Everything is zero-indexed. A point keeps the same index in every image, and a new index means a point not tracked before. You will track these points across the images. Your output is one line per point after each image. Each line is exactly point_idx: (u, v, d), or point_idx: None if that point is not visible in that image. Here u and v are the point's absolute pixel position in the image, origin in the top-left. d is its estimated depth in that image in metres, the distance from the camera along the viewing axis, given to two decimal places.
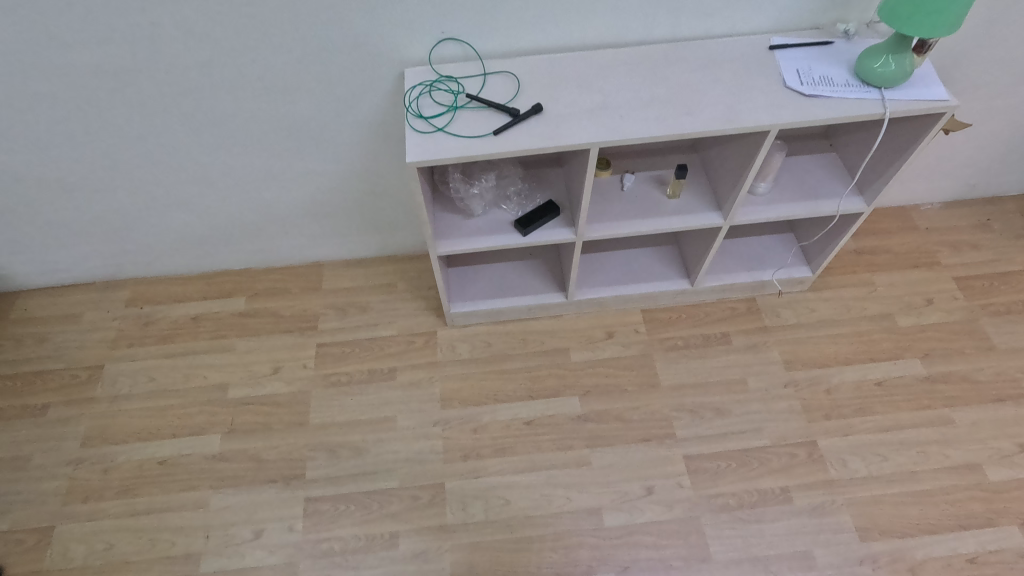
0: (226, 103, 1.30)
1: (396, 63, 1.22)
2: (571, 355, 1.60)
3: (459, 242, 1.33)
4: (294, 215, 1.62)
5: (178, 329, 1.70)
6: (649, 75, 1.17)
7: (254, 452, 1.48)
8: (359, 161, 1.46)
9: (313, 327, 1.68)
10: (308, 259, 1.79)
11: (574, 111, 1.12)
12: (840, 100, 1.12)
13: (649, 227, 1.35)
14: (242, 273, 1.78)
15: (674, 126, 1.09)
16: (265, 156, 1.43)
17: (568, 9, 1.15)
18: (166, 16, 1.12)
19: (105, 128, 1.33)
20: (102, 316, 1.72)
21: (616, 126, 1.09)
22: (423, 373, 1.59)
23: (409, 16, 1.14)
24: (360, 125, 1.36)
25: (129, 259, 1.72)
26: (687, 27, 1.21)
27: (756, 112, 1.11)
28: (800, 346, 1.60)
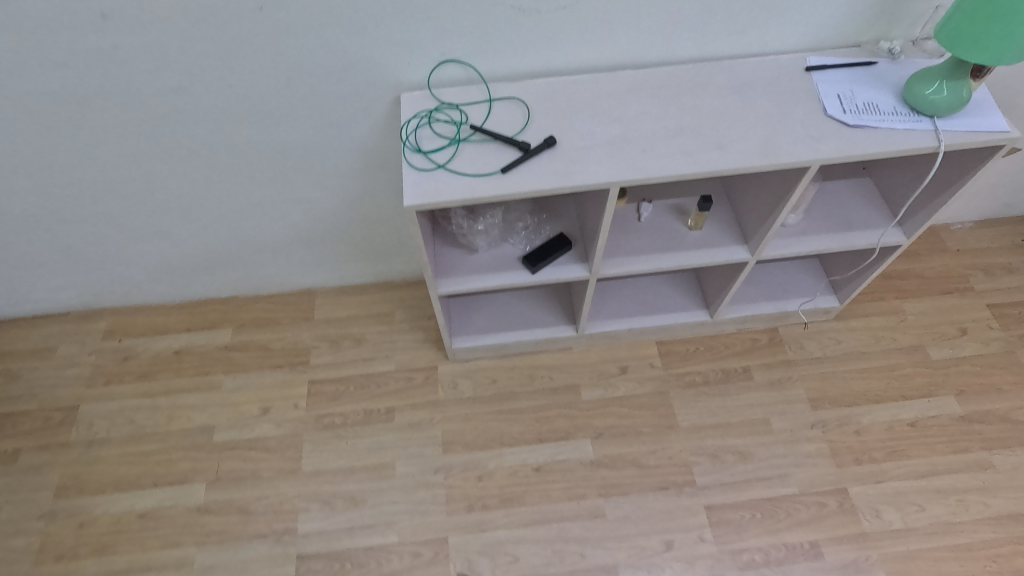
0: (202, 131, 1.17)
1: (391, 87, 1.10)
2: (582, 394, 1.49)
3: (462, 281, 1.21)
4: (282, 243, 1.50)
5: (159, 365, 1.58)
6: (673, 101, 1.05)
7: (242, 504, 1.37)
8: (351, 189, 1.34)
9: (305, 362, 1.57)
10: (298, 286, 1.67)
11: (592, 144, 1.00)
12: (888, 131, 1.00)
13: (669, 262, 1.24)
14: (227, 301, 1.66)
15: (704, 163, 0.97)
16: (247, 184, 1.31)
17: (584, 28, 1.02)
18: (129, 39, 0.99)
19: (70, 158, 1.21)
20: (77, 350, 1.60)
21: (639, 162, 0.98)
22: (422, 414, 1.48)
23: (406, 37, 1.01)
24: (352, 152, 1.24)
25: (105, 288, 1.59)
26: (714, 45, 1.09)
27: (795, 145, 0.99)
28: (827, 382, 1.50)
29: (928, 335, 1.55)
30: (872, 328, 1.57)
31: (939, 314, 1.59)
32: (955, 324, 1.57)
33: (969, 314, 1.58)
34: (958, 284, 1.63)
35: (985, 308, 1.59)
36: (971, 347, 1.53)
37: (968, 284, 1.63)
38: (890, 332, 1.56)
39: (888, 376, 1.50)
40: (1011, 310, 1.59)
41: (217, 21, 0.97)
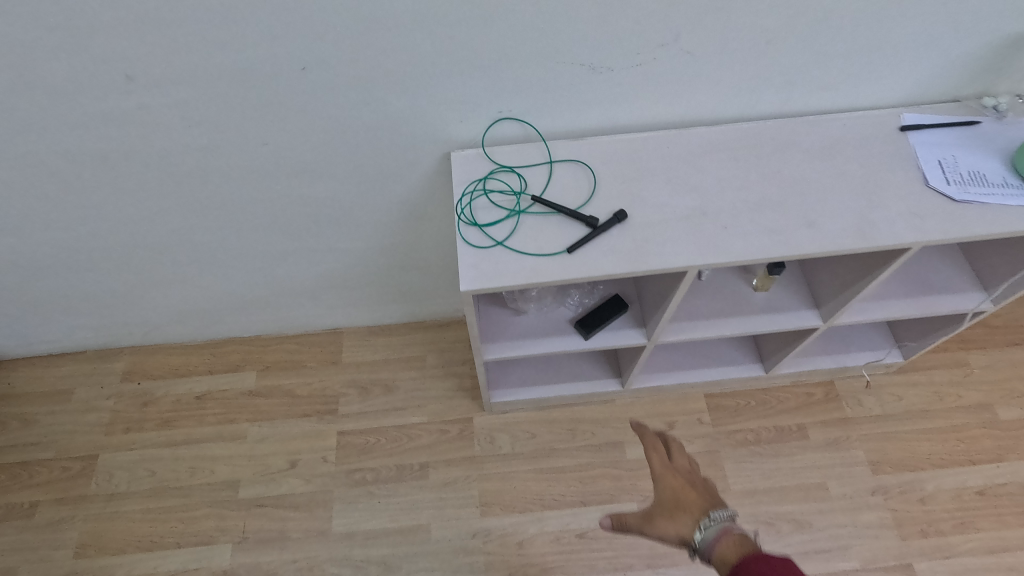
0: (231, 184, 1.07)
1: (439, 144, 1.00)
2: (627, 452, 1.41)
3: (511, 347, 1.12)
4: (311, 288, 1.41)
5: (180, 411, 1.50)
6: (754, 166, 0.94)
7: (270, 568, 1.31)
8: (388, 239, 1.25)
9: (333, 410, 1.49)
10: (325, 326, 1.58)
11: (666, 219, 0.90)
12: (998, 206, 0.90)
13: (734, 328, 1.14)
14: (251, 341, 1.58)
15: (793, 244, 0.87)
16: (277, 234, 1.21)
17: (658, 85, 0.92)
18: (155, 97, 0.89)
19: (90, 210, 1.12)
20: (94, 393, 1.53)
21: (720, 240, 0.88)
22: (458, 471, 1.40)
23: (460, 95, 0.91)
24: (392, 205, 1.14)
25: (123, 329, 1.51)
26: (799, 101, 0.98)
27: (895, 223, 0.89)
28: (888, 443, 1.41)
29: (997, 392, 1.45)
30: (935, 383, 1.47)
31: (1007, 368, 1.48)
32: None
33: None
34: None
35: None
36: None
37: None
38: (955, 389, 1.46)
39: (954, 438, 1.41)
40: None
41: (253, 80, 0.87)
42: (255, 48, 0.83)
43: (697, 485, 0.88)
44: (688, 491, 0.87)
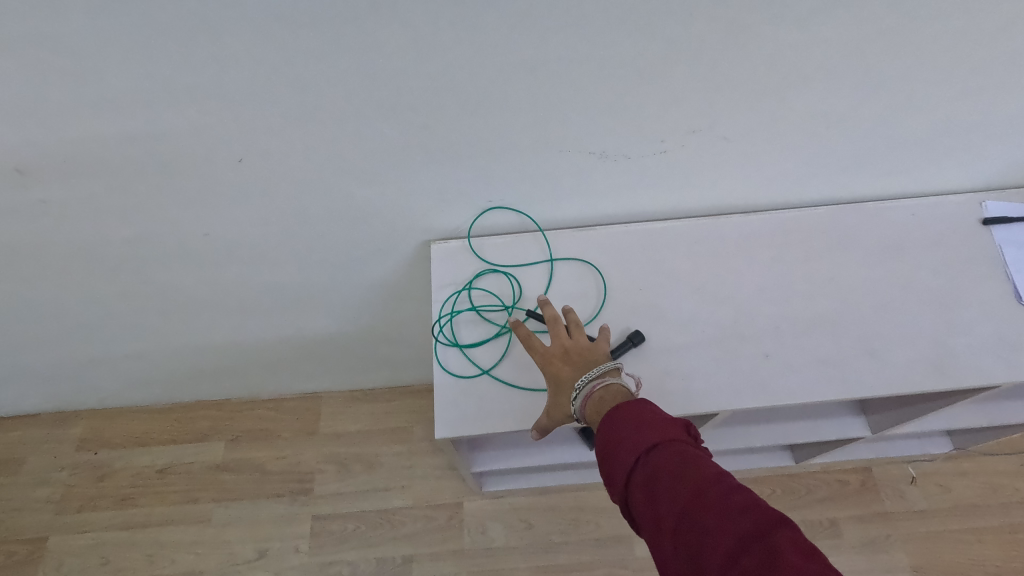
0: (174, 268, 0.91)
1: (417, 232, 0.83)
2: (635, 549, 1.25)
3: (503, 458, 0.96)
4: (281, 359, 1.25)
5: (140, 487, 1.36)
6: (802, 271, 0.77)
7: None
8: (364, 316, 1.08)
9: (308, 490, 1.34)
10: (302, 391, 1.43)
11: (693, 341, 0.73)
12: None
13: (766, 438, 0.97)
14: (219, 407, 1.43)
15: (853, 381, 0.70)
16: (236, 313, 1.05)
17: (685, 173, 0.74)
18: (64, 186, 0.73)
19: (14, 294, 0.96)
20: (47, 465, 1.38)
21: (760, 374, 0.71)
22: (445, 568, 1.25)
23: (439, 183, 0.74)
24: (366, 287, 0.98)
25: (77, 395, 1.36)
26: (858, 185, 0.80)
27: (982, 354, 0.71)
28: (933, 545, 1.24)
29: None
30: (988, 473, 1.29)
31: None
32: None
33: None
34: None
35: None
36: None
37: None
38: (1011, 480, 1.28)
39: (1010, 540, 1.23)
40: None
41: (183, 168, 0.71)
42: (179, 138, 0.66)
43: (575, 358, 0.66)
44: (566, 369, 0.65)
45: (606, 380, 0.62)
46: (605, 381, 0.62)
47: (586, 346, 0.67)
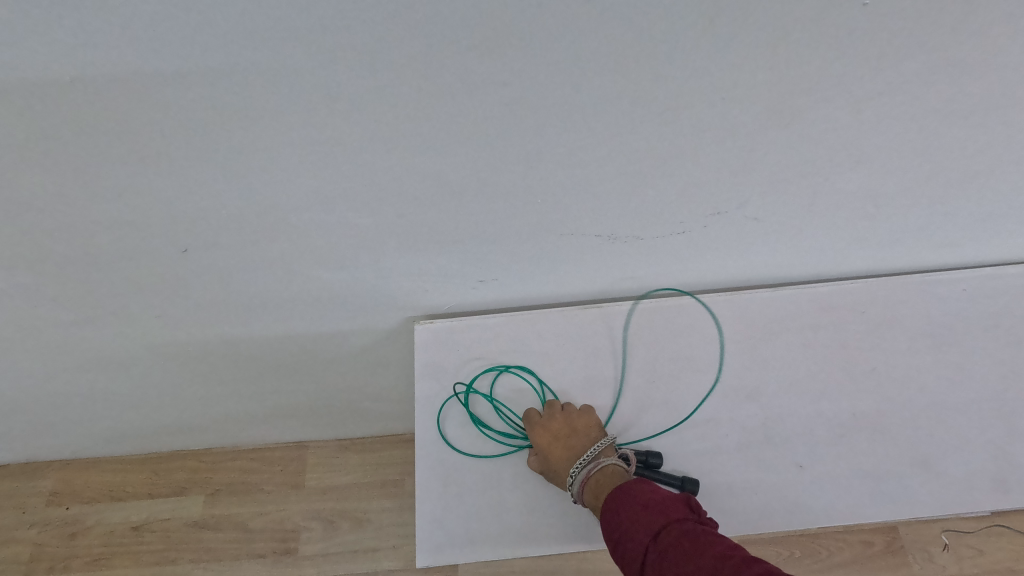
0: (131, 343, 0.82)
1: (400, 308, 0.73)
2: None
3: None
4: (261, 416, 1.15)
5: (113, 546, 1.27)
6: (839, 360, 0.67)
7: None
8: (346, 379, 0.98)
9: (291, 550, 1.25)
10: (286, 441, 1.34)
11: (713, 447, 0.64)
12: None
13: None
14: (198, 457, 1.34)
15: (898, 496, 0.60)
16: (206, 378, 0.96)
17: (706, 251, 0.64)
18: None
19: None
20: (15, 521, 1.30)
21: (792, 489, 0.61)
22: None
23: (422, 264, 0.64)
24: (346, 354, 0.88)
25: (44, 449, 1.28)
26: (902, 257, 0.70)
27: None
28: None
29: None
30: None
31: None
32: None
33: None
34: None
35: None
36: None
37: None
38: None
39: None
40: None
41: None
42: None
43: (567, 438, 0.61)
44: (559, 451, 0.61)
45: (601, 464, 0.58)
46: (601, 465, 0.58)
47: (574, 419, 0.63)
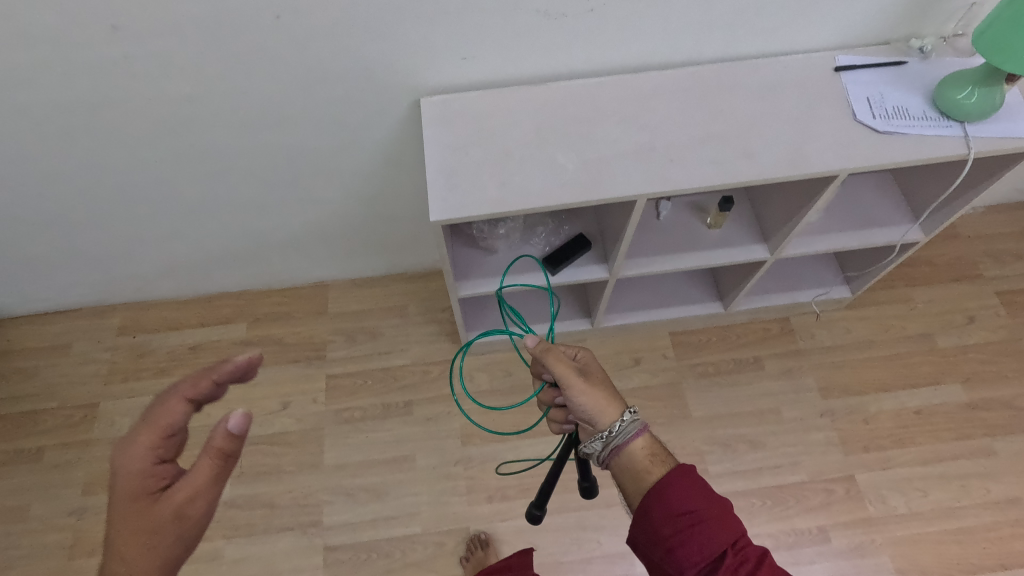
0: (214, 136, 1.14)
1: (410, 91, 1.07)
2: None
3: (481, 284, 1.21)
4: (297, 240, 1.48)
5: (176, 361, 1.58)
6: (700, 106, 1.03)
7: (266, 497, 1.41)
8: (365, 188, 1.32)
9: (321, 356, 1.58)
10: (311, 280, 1.66)
11: (618, 151, 0.99)
12: (916, 136, 0.99)
13: (690, 262, 1.24)
14: (240, 295, 1.66)
15: (733, 173, 0.96)
16: (261, 185, 1.28)
17: (610, 30, 0.99)
18: (140, 48, 0.95)
19: (82, 165, 1.18)
20: (92, 347, 1.60)
21: (666, 172, 0.97)
22: (441, 407, 1.51)
23: (426, 41, 0.98)
24: (369, 154, 1.21)
25: (116, 285, 1.58)
26: (741, 46, 1.06)
27: (823, 153, 0.98)
28: (837, 371, 1.53)
29: (936, 323, 1.58)
30: (882, 317, 1.59)
31: (947, 301, 1.61)
32: (963, 312, 1.59)
33: (978, 301, 1.60)
34: (968, 271, 1.64)
35: (993, 295, 1.61)
36: (978, 334, 1.56)
37: (978, 272, 1.64)
38: (899, 321, 1.58)
39: (897, 365, 1.53)
40: (1019, 297, 1.61)
41: (231, 30, 0.93)
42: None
43: (607, 381, 0.93)
44: (606, 384, 0.92)
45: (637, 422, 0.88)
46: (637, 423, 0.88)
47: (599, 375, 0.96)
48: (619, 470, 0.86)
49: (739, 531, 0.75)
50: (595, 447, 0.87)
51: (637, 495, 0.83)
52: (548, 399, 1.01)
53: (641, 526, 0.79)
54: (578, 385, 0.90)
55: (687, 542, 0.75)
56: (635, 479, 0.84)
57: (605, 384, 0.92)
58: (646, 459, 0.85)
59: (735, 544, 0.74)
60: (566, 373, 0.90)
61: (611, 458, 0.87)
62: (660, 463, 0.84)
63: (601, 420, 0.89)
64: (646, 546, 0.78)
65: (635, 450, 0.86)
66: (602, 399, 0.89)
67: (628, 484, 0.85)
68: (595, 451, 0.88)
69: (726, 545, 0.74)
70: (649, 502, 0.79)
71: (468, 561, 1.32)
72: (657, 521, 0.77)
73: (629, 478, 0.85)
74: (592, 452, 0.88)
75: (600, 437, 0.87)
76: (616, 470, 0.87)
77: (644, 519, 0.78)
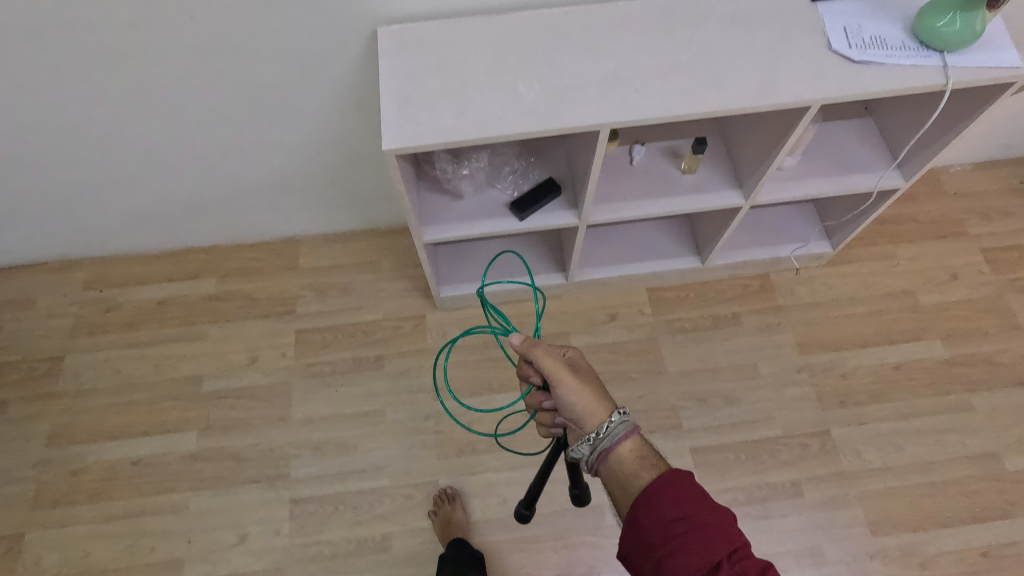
0: (167, 68, 1.09)
1: (367, 21, 1.02)
2: (571, 341, 1.49)
3: (446, 229, 1.17)
4: (263, 190, 1.44)
5: (143, 315, 1.55)
6: (670, 35, 0.98)
7: (233, 450, 1.40)
8: (330, 131, 1.27)
9: (291, 311, 1.55)
10: (281, 234, 1.62)
11: (581, 81, 0.95)
12: (893, 66, 0.94)
13: (662, 208, 1.20)
14: (209, 250, 1.62)
15: (700, 103, 0.92)
16: (220, 126, 1.23)
17: None
18: None
19: (30, 101, 1.13)
20: (57, 301, 1.56)
21: (631, 101, 0.93)
22: (413, 362, 1.48)
23: None
24: (330, 93, 1.17)
25: (80, 238, 1.54)
26: None
27: (795, 83, 0.93)
28: (817, 328, 1.50)
29: (919, 280, 1.55)
30: (864, 274, 1.56)
31: (931, 258, 1.57)
32: (947, 269, 1.56)
33: (962, 259, 1.57)
34: (953, 229, 1.61)
35: (978, 253, 1.58)
36: (961, 291, 1.53)
37: (963, 229, 1.61)
38: (880, 278, 1.55)
39: (877, 322, 1.50)
40: (1004, 255, 1.58)
41: None
42: None
43: (598, 379, 0.87)
44: (596, 383, 0.86)
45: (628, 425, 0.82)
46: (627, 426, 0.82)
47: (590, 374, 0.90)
48: (608, 477, 0.80)
49: (738, 541, 0.68)
50: (583, 451, 0.81)
51: (625, 502, 0.76)
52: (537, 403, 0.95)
53: (630, 535, 0.73)
54: (567, 381, 0.84)
55: (681, 553, 0.68)
56: (623, 485, 0.77)
57: (596, 382, 0.86)
58: (635, 461, 0.78)
59: (733, 553, 0.68)
60: (554, 370, 0.85)
61: (600, 464, 0.81)
62: (649, 467, 0.77)
63: (588, 421, 0.83)
64: (636, 557, 0.72)
65: (623, 453, 0.80)
66: (593, 398, 0.83)
67: (616, 491, 0.78)
68: (584, 456, 0.82)
69: (722, 556, 0.67)
70: (638, 510, 0.72)
71: (436, 515, 1.30)
72: (646, 530, 0.71)
73: (617, 484, 0.78)
74: (582, 457, 0.83)
75: (587, 439, 0.81)
76: (604, 476, 0.81)
77: (632, 527, 0.72)
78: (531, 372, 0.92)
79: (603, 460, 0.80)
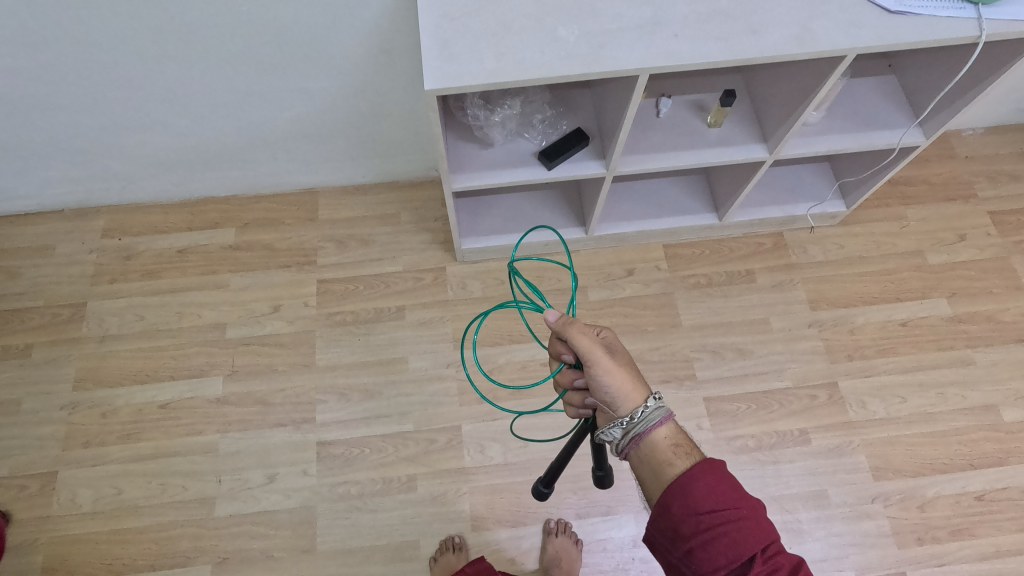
0: (196, 8, 1.07)
1: None
2: (589, 294, 1.52)
3: (475, 176, 1.18)
4: (285, 139, 1.43)
5: (164, 264, 1.55)
6: None
7: (259, 395, 1.43)
8: (357, 77, 1.26)
9: (311, 261, 1.56)
10: (301, 185, 1.62)
11: (620, 26, 0.95)
12: (929, 17, 0.95)
13: (687, 159, 1.22)
14: (228, 200, 1.62)
15: (737, 49, 0.93)
16: (246, 71, 1.21)
17: None
18: None
19: (54, 37, 1.10)
20: (76, 249, 1.56)
21: (670, 47, 0.94)
22: (434, 313, 1.51)
23: None
24: (360, 38, 1.16)
25: (98, 185, 1.52)
26: None
27: (833, 33, 0.94)
28: (827, 285, 1.54)
29: (928, 240, 1.58)
30: (875, 234, 1.59)
31: (940, 219, 1.61)
32: (955, 231, 1.59)
33: (971, 220, 1.61)
34: (963, 192, 1.64)
35: (985, 215, 1.62)
36: (969, 252, 1.57)
37: (973, 192, 1.64)
38: (890, 238, 1.59)
39: (886, 280, 1.54)
40: (1011, 217, 1.61)
41: None
42: None
43: (631, 363, 0.90)
44: (629, 366, 0.89)
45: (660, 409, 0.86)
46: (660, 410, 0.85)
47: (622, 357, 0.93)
48: (637, 459, 0.84)
49: (771, 537, 0.72)
50: (614, 435, 0.85)
51: (658, 486, 0.80)
52: (567, 383, 0.97)
53: (661, 523, 0.76)
54: (603, 363, 0.86)
55: (713, 543, 0.72)
56: (656, 471, 0.81)
57: (629, 365, 0.89)
58: (669, 449, 0.82)
59: (766, 550, 0.71)
60: (592, 351, 0.87)
61: (631, 447, 0.85)
62: (683, 455, 0.81)
63: (622, 404, 0.86)
64: (666, 544, 0.77)
65: (657, 439, 0.83)
66: (628, 381, 0.87)
67: (647, 476, 0.82)
68: (614, 440, 0.86)
69: (756, 552, 0.70)
70: (671, 498, 0.76)
71: (436, 562, 1.28)
72: (678, 519, 0.75)
73: (648, 469, 0.82)
74: (611, 440, 0.87)
75: (620, 424, 0.85)
76: (636, 459, 0.84)
77: (664, 513, 0.76)
78: (564, 350, 0.94)
79: (635, 446, 0.84)
